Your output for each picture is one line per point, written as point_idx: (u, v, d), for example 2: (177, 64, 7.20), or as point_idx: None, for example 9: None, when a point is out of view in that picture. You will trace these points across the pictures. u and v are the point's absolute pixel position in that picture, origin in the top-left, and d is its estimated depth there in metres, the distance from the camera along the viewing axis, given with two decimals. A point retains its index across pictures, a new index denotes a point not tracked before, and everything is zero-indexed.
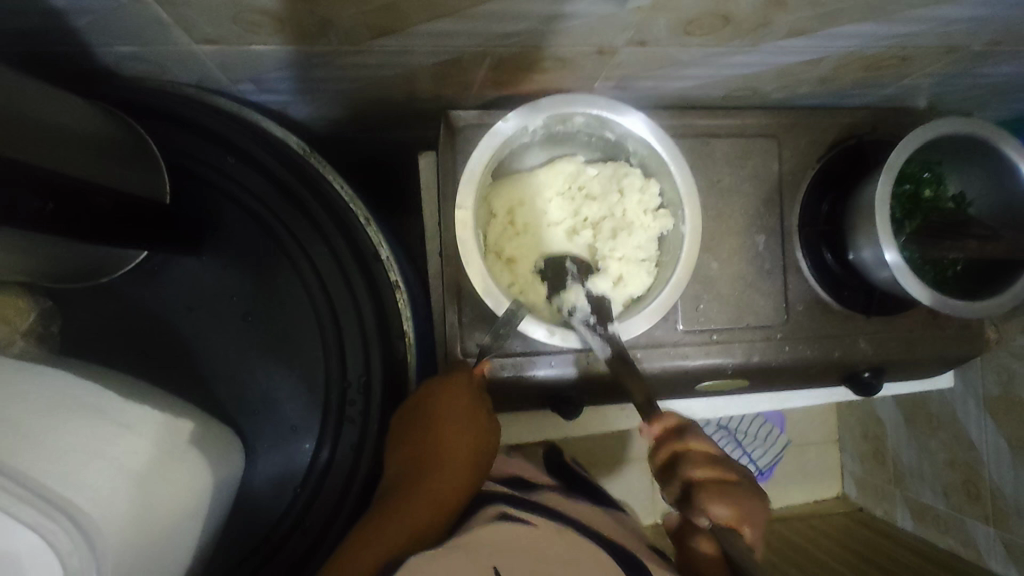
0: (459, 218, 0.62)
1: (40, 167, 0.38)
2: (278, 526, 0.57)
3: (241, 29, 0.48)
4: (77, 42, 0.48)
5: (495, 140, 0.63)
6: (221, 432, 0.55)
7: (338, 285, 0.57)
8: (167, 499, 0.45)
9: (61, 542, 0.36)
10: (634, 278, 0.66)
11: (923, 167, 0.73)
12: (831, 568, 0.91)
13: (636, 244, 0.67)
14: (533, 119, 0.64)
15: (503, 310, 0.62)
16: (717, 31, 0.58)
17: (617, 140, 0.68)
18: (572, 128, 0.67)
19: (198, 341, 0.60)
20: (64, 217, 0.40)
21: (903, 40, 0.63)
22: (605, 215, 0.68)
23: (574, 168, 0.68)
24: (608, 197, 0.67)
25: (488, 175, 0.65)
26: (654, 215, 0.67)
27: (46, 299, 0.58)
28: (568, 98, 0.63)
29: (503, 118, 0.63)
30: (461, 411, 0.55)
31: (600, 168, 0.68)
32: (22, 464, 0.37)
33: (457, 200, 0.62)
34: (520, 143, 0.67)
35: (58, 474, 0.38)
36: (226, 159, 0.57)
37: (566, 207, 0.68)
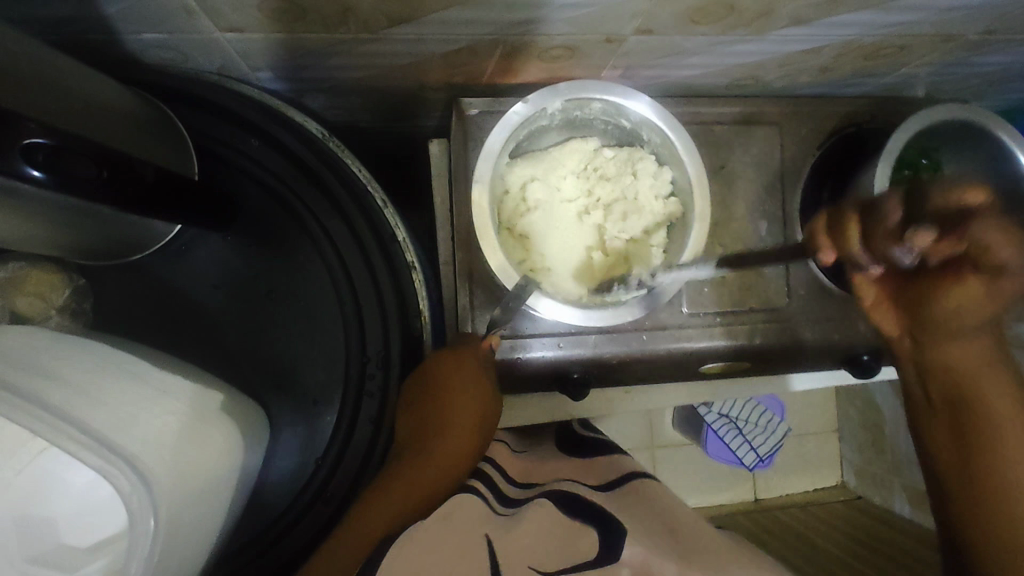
0: (475, 196, 0.64)
1: (94, 141, 0.41)
2: (300, 497, 0.59)
3: (264, 17, 0.50)
4: (108, 30, 0.50)
5: (511, 121, 0.65)
6: (247, 405, 0.58)
7: (358, 264, 0.59)
8: (207, 460, 0.47)
9: (122, 487, 0.39)
10: (642, 255, 0.70)
11: (921, 154, 0.74)
12: (830, 551, 0.93)
13: (646, 222, 0.70)
14: (552, 102, 0.66)
15: (513, 284, 0.64)
16: (722, 20, 0.60)
17: (633, 128, 0.70)
18: (589, 114, 0.69)
19: (221, 321, 0.62)
20: (116, 186, 0.42)
21: (900, 29, 0.65)
22: (617, 197, 0.70)
23: (589, 149, 0.70)
24: (622, 179, 0.70)
25: (506, 155, 0.68)
26: (665, 201, 0.70)
27: (79, 276, 0.60)
28: (586, 83, 0.65)
29: (522, 100, 0.65)
30: (467, 384, 0.57)
31: (616, 151, 0.70)
32: (79, 418, 0.39)
33: (475, 172, 0.64)
34: (539, 125, 0.69)
35: (111, 431, 0.41)
36: (249, 142, 0.59)
37: (581, 187, 0.70)
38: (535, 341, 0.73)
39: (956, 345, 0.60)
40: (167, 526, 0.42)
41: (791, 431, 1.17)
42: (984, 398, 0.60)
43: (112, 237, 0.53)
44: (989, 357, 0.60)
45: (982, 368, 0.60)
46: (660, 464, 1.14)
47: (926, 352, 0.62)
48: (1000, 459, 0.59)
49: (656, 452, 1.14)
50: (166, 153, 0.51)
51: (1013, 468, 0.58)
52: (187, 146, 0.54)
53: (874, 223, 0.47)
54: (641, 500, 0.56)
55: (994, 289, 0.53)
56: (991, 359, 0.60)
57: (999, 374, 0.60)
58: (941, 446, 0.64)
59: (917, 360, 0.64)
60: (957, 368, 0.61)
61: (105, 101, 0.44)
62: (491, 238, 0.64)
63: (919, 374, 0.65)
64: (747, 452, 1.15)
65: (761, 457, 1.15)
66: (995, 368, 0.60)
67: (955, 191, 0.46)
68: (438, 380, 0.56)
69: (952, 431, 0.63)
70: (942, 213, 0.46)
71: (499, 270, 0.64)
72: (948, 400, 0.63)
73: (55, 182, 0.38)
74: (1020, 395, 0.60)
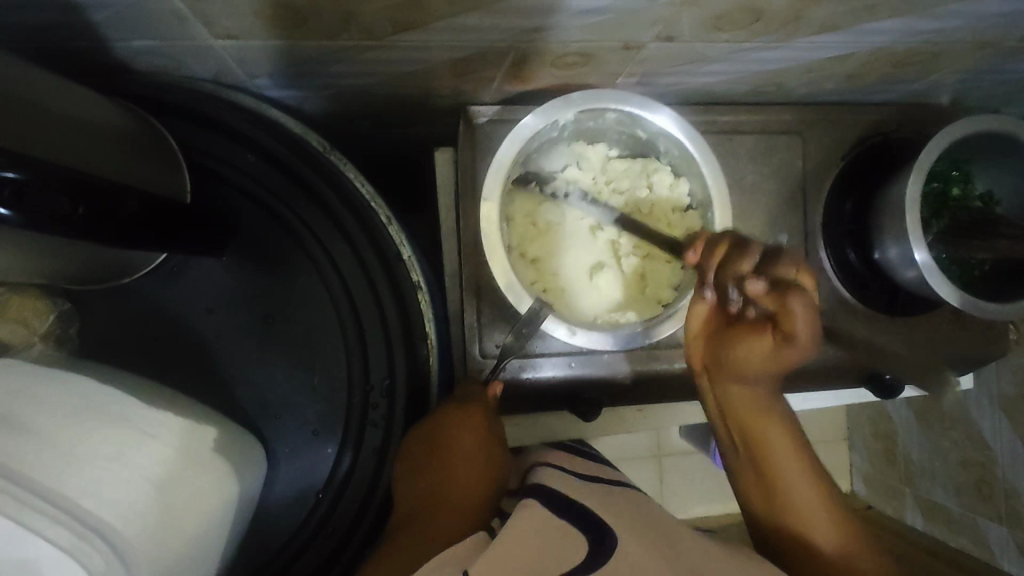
0: (485, 210, 0.61)
1: (67, 171, 0.37)
2: (300, 531, 0.57)
3: (261, 24, 0.47)
4: (95, 37, 0.47)
5: (522, 135, 0.62)
6: (243, 436, 0.55)
7: (361, 285, 0.57)
8: (193, 510, 0.44)
9: (93, 564, 0.36)
10: (657, 273, 0.67)
11: (951, 167, 0.71)
12: None
13: (660, 239, 0.67)
14: (563, 114, 0.62)
15: (525, 307, 0.61)
16: (748, 26, 0.56)
17: (649, 138, 0.66)
18: (604, 124, 0.66)
19: (217, 344, 0.59)
20: (93, 219, 0.39)
21: (934, 36, 0.61)
22: (631, 211, 0.68)
23: (598, 160, 0.68)
24: (636, 192, 0.68)
25: (516, 170, 0.65)
26: (682, 214, 0.68)
27: (64, 300, 0.57)
28: (600, 94, 0.62)
29: (531, 113, 0.62)
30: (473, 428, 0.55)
31: (629, 161, 0.68)
32: (49, 481, 0.37)
33: (484, 193, 0.61)
34: (548, 138, 0.66)
35: (87, 492, 0.38)
36: (246, 158, 0.56)
37: (593, 201, 0.67)
38: (545, 362, 0.70)
39: (739, 386, 0.58)
40: None
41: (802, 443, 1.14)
42: (766, 446, 0.57)
43: (98, 261, 0.50)
44: (771, 405, 0.58)
45: (768, 415, 0.58)
46: (666, 473, 1.11)
47: (719, 394, 0.60)
48: (795, 509, 0.55)
49: (662, 461, 1.11)
50: (151, 177, 0.48)
51: (810, 536, 0.54)
52: (179, 166, 0.51)
53: (733, 260, 0.52)
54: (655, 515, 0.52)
55: (779, 358, 0.53)
56: (773, 406, 0.59)
57: (783, 417, 0.58)
58: (744, 479, 0.60)
59: (713, 397, 0.62)
60: (745, 405, 0.59)
61: (83, 126, 0.41)
62: (500, 257, 0.61)
63: (726, 425, 0.61)
64: None
65: None
66: (778, 411, 0.58)
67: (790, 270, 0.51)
68: (433, 427, 0.54)
69: (743, 463, 0.60)
70: (775, 283, 0.51)
71: (507, 289, 0.61)
72: (743, 437, 0.59)
73: (24, 221, 0.35)
74: (792, 438, 0.58)
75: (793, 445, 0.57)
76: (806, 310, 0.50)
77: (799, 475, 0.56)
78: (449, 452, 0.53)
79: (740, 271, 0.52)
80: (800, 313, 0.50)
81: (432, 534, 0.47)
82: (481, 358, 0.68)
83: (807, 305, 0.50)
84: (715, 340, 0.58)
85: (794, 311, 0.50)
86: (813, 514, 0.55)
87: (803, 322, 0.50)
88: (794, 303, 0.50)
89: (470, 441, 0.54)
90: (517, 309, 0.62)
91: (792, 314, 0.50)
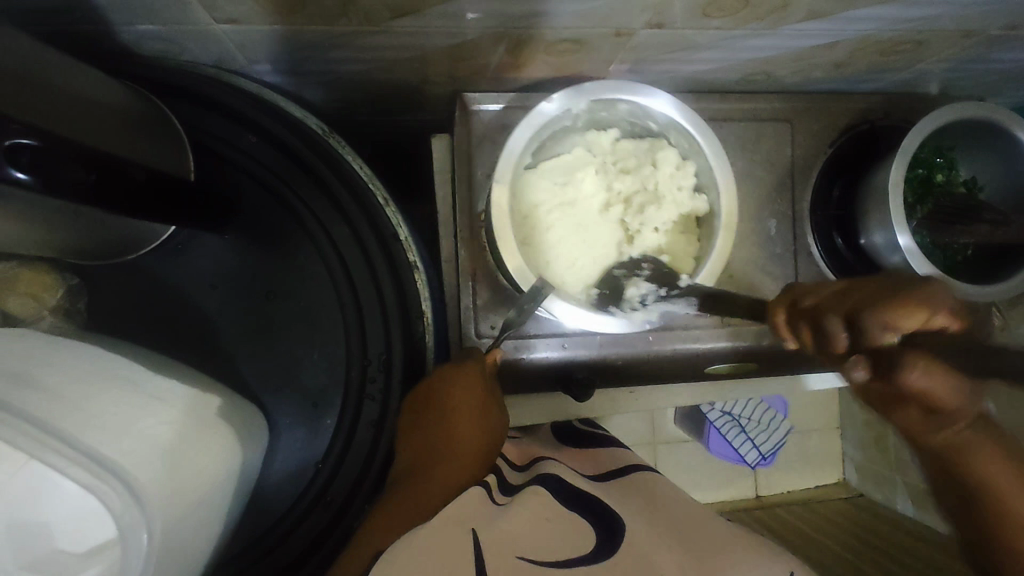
0: (495, 194, 0.63)
1: (83, 142, 0.39)
2: (299, 501, 0.58)
3: (263, 9, 0.49)
4: (101, 21, 0.48)
5: (535, 121, 0.64)
6: (246, 409, 0.56)
7: (360, 264, 0.59)
8: (201, 470, 0.46)
9: (112, 504, 0.38)
10: (673, 248, 0.68)
11: (935, 154, 0.73)
12: (822, 543, 0.90)
13: (665, 216, 0.67)
14: (576, 102, 0.64)
15: (530, 286, 0.62)
16: (736, 13, 0.58)
17: (660, 130, 0.68)
18: (616, 116, 0.68)
19: (220, 321, 0.61)
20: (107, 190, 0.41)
21: (917, 24, 0.63)
22: (637, 189, 0.68)
23: (607, 143, 0.68)
24: (641, 169, 0.67)
25: (527, 155, 0.66)
26: (687, 192, 0.68)
27: (73, 276, 0.58)
28: (613, 84, 0.63)
29: (547, 98, 0.63)
30: (472, 400, 0.56)
31: (636, 141, 0.68)
32: (67, 428, 0.38)
33: (495, 176, 0.63)
34: (561, 126, 0.67)
35: (107, 441, 0.40)
36: (247, 138, 0.58)
37: (600, 182, 0.67)
38: (540, 342, 0.72)
39: (941, 434, 0.45)
40: (163, 538, 0.41)
41: (792, 430, 1.16)
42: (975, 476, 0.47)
43: (104, 237, 0.52)
44: (987, 434, 0.46)
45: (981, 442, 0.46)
46: (662, 459, 1.13)
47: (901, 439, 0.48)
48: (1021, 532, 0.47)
49: (657, 447, 1.13)
50: (158, 153, 0.49)
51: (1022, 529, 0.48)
52: (185, 146, 0.53)
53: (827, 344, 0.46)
54: (639, 490, 0.55)
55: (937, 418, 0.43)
56: (987, 434, 0.46)
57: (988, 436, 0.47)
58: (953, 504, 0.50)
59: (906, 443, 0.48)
60: (955, 449, 0.46)
61: (96, 96, 0.43)
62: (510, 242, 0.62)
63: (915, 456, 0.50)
64: (750, 450, 1.14)
65: (764, 456, 1.14)
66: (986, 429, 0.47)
67: (892, 332, 0.41)
68: (438, 394, 0.55)
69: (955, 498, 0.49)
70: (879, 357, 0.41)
71: (517, 273, 0.62)
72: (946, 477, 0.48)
73: (40, 185, 0.36)
74: (1004, 451, 0.47)
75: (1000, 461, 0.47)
76: (938, 373, 0.38)
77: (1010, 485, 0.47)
78: (443, 404, 0.55)
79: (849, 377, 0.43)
80: (925, 384, 0.39)
81: (421, 490, 0.50)
82: (477, 339, 0.70)
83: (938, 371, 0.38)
84: (861, 401, 0.46)
85: (918, 381, 0.39)
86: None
87: (948, 389, 0.39)
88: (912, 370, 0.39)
89: (462, 394, 0.56)
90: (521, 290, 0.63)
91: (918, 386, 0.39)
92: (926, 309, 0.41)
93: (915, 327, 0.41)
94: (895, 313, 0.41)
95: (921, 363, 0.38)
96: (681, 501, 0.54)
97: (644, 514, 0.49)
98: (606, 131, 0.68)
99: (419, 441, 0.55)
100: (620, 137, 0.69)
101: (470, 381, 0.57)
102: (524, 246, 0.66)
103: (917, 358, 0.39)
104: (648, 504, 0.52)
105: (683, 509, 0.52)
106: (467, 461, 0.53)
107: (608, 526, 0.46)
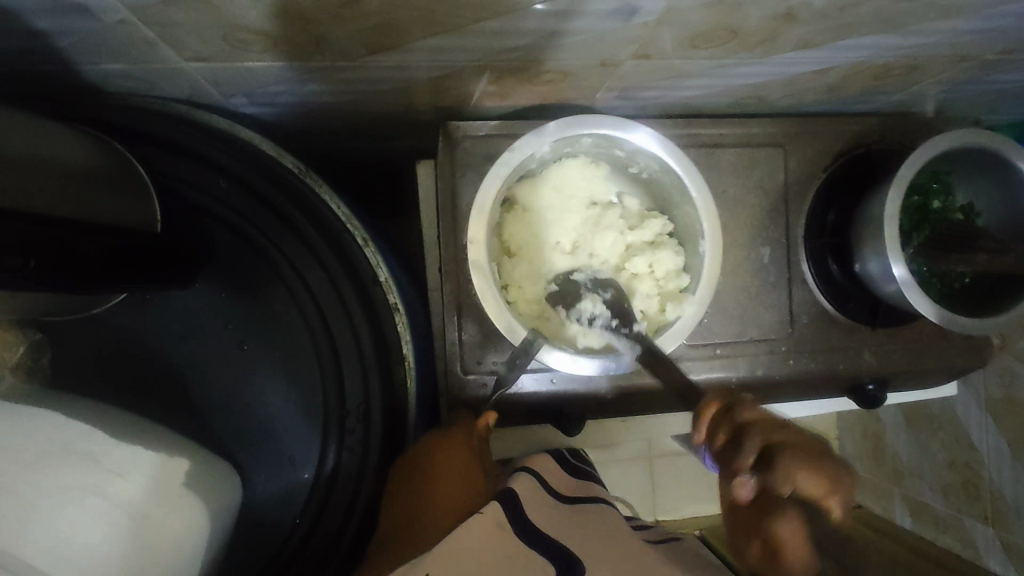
0: (471, 253, 0.60)
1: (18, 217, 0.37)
2: (282, 553, 0.57)
3: (232, 47, 0.46)
4: (61, 61, 0.46)
5: (501, 171, 0.61)
6: (217, 465, 0.54)
7: (335, 310, 0.58)
8: (157, 549, 0.45)
9: None
10: (664, 263, 0.66)
11: (932, 180, 0.71)
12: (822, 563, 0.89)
13: (648, 235, 0.67)
14: (540, 145, 0.62)
15: (520, 339, 0.60)
16: (725, 44, 0.56)
17: (627, 156, 0.66)
18: (578, 150, 0.66)
19: (193, 370, 0.60)
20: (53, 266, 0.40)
21: (913, 51, 0.61)
22: (589, 224, 0.66)
23: (539, 183, 0.66)
24: (581, 207, 0.67)
25: (499, 204, 0.64)
26: (652, 218, 0.67)
27: (35, 332, 0.58)
28: (574, 121, 0.62)
29: (509, 148, 0.62)
30: (457, 463, 0.54)
31: (555, 178, 0.66)
32: None
33: (469, 235, 0.61)
34: (528, 169, 0.66)
35: None
36: (219, 184, 0.57)
37: (562, 223, 0.66)
38: (527, 377, 0.69)
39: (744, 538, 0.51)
40: None
41: None
42: None
43: (63, 300, 0.49)
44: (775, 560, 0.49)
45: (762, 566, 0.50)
46: (658, 475, 1.11)
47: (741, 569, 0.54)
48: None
49: (653, 463, 1.11)
50: (115, 211, 0.47)
51: None
52: (152, 193, 0.51)
53: (735, 459, 0.44)
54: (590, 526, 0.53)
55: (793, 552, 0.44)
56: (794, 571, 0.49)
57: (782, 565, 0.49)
58: None
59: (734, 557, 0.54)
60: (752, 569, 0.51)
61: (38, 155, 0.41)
62: (490, 292, 0.60)
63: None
64: None
65: None
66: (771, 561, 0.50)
67: (790, 490, 0.42)
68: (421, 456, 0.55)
69: None
70: (767, 487, 0.43)
71: (501, 323, 0.60)
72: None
73: None
74: None
75: None
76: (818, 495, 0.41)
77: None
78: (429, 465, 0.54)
79: (777, 490, 0.43)
80: (815, 491, 0.41)
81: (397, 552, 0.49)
82: (464, 375, 0.68)
83: (799, 525, 0.44)
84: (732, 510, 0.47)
85: (806, 483, 0.41)
86: None
87: (805, 486, 0.41)
88: (801, 472, 0.41)
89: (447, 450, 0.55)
90: (511, 340, 0.61)
91: (781, 533, 0.44)
92: (824, 478, 0.41)
93: (816, 498, 0.41)
94: (802, 469, 0.41)
95: (805, 469, 0.41)
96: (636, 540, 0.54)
97: (607, 556, 0.49)
98: (545, 171, 0.66)
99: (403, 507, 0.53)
100: (545, 170, 0.66)
101: (459, 449, 0.55)
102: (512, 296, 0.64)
103: (805, 473, 0.41)
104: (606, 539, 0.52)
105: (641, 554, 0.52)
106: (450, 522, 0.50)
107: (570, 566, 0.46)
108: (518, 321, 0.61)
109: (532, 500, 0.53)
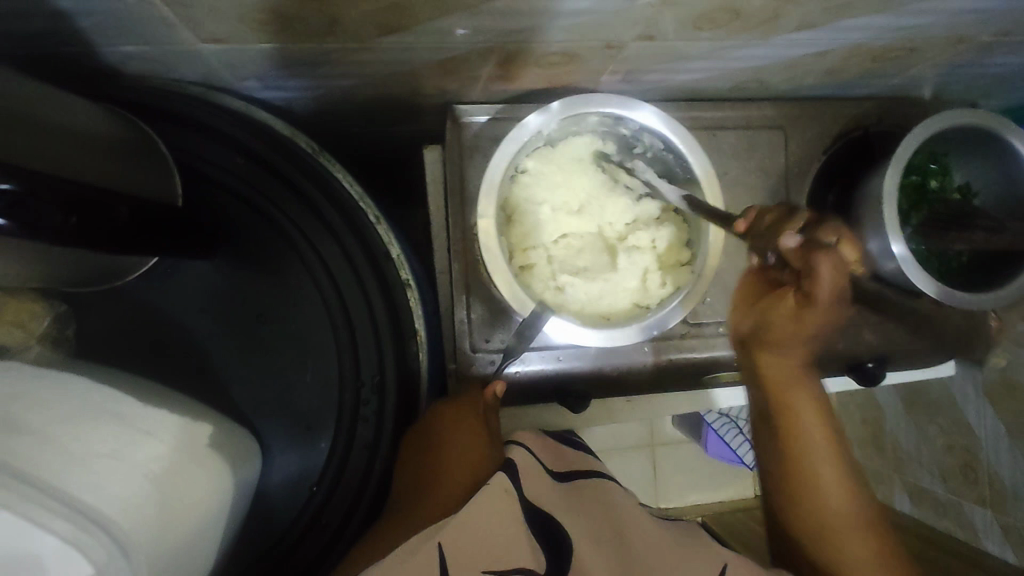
0: (482, 228, 0.62)
1: (61, 181, 0.40)
2: (296, 523, 0.59)
3: (250, 29, 0.48)
4: (84, 42, 0.48)
5: (509, 150, 0.63)
6: (235, 433, 0.57)
7: (350, 286, 0.59)
8: (186, 505, 0.47)
9: (97, 557, 0.38)
10: (665, 238, 0.68)
11: (929, 159, 0.72)
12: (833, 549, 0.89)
13: (653, 210, 0.69)
14: (548, 124, 0.64)
15: (528, 311, 0.62)
16: (728, 25, 0.57)
17: (632, 136, 0.68)
18: (585, 128, 0.67)
19: (211, 343, 0.62)
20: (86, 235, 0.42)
21: (910, 32, 0.62)
22: (591, 197, 0.68)
23: (548, 155, 0.67)
24: (585, 179, 0.68)
25: (506, 182, 0.66)
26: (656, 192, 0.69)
27: (61, 303, 0.60)
28: (581, 100, 0.63)
29: (517, 127, 0.63)
30: (467, 436, 0.56)
31: (561, 150, 0.68)
32: (48, 476, 0.39)
33: (478, 211, 0.62)
34: (535, 147, 0.67)
35: (83, 483, 0.40)
36: (235, 161, 0.58)
37: (565, 197, 0.68)
38: (532, 355, 0.72)
39: (775, 354, 0.62)
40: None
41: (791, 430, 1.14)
42: (796, 417, 0.63)
43: (89, 268, 0.52)
44: (798, 379, 0.64)
45: (789, 382, 0.63)
46: (660, 463, 1.11)
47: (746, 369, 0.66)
48: (816, 490, 0.63)
49: (655, 450, 1.11)
50: (140, 181, 0.50)
51: (812, 454, 0.63)
52: (172, 170, 0.54)
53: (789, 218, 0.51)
54: (582, 505, 0.55)
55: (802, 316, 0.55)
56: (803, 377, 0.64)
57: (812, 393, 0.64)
58: (772, 460, 0.65)
59: (749, 371, 0.66)
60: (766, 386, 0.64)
61: (75, 124, 0.43)
62: (500, 268, 0.62)
63: (755, 396, 0.66)
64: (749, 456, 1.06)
65: None
66: (806, 384, 0.64)
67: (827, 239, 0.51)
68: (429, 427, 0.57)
69: (768, 439, 0.66)
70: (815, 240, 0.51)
71: (511, 297, 0.62)
72: (773, 414, 0.64)
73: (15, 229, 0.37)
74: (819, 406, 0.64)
75: (820, 418, 0.64)
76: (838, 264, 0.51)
77: (825, 453, 0.63)
78: (441, 446, 0.55)
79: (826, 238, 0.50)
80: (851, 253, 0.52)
81: (406, 519, 0.50)
82: (472, 353, 0.70)
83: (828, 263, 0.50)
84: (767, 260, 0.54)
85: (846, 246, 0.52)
86: (832, 487, 0.62)
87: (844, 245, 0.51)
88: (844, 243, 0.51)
89: (462, 435, 0.56)
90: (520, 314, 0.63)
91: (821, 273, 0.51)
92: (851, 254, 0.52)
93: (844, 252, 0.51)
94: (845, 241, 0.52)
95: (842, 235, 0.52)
96: (635, 521, 0.55)
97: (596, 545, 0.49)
98: (555, 144, 0.68)
99: (414, 478, 0.54)
100: (554, 140, 0.68)
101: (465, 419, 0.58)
102: (524, 272, 0.66)
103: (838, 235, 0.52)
104: (599, 523, 0.53)
105: (640, 542, 0.52)
106: (448, 508, 0.51)
107: (557, 565, 0.46)
108: (528, 295, 0.63)
109: (534, 475, 0.54)
